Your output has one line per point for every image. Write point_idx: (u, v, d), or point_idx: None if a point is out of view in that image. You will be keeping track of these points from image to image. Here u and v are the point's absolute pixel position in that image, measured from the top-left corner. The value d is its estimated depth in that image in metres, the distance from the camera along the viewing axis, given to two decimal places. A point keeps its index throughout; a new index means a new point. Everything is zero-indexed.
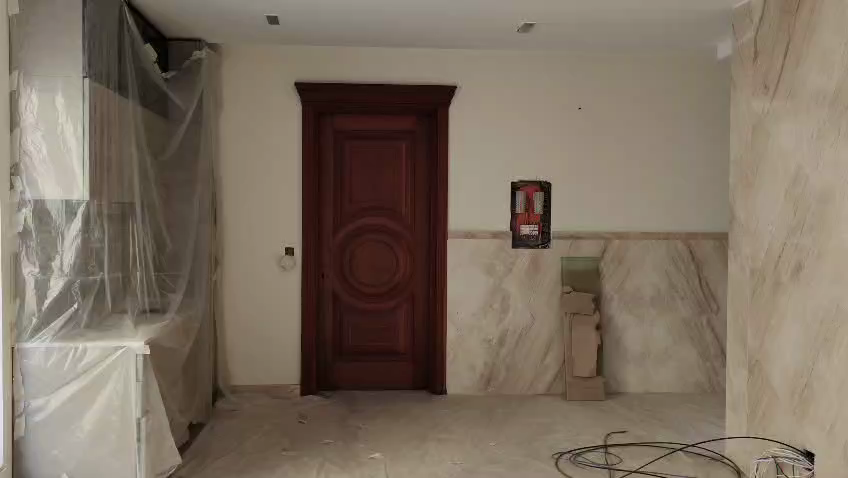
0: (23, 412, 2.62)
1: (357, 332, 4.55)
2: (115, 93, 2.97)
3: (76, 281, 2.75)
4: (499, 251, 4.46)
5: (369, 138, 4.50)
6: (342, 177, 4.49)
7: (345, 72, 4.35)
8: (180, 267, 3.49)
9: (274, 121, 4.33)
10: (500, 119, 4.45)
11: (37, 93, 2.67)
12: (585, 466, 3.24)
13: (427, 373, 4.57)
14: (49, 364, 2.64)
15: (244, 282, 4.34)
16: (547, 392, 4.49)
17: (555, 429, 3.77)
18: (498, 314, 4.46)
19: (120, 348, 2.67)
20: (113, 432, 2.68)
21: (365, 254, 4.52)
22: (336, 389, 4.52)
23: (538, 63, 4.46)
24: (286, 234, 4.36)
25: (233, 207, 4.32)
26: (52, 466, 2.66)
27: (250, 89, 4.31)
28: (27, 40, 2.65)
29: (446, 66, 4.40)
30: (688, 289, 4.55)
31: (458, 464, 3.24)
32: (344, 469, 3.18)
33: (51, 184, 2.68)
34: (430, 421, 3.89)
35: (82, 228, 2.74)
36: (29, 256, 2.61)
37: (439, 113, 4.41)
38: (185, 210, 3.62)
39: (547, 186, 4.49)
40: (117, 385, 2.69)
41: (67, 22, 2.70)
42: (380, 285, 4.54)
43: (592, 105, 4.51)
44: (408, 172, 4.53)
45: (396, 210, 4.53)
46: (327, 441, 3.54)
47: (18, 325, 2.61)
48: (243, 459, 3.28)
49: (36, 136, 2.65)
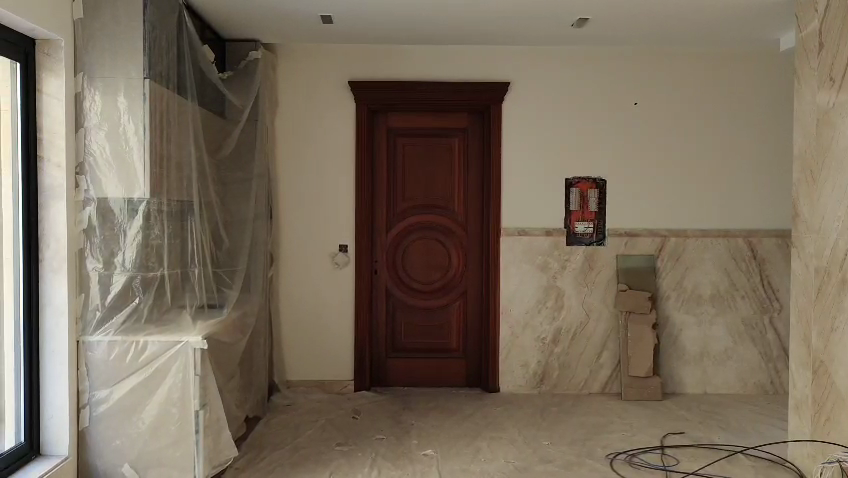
0: (87, 403, 2.72)
1: (409, 328, 4.57)
2: (174, 92, 3.03)
3: (137, 276, 2.83)
4: (554, 248, 4.41)
5: (422, 135, 4.50)
6: (395, 175, 4.51)
7: (398, 70, 4.36)
8: (235, 264, 3.55)
9: (328, 119, 4.38)
10: (554, 115, 4.41)
11: (100, 93, 2.74)
12: (640, 467, 3.18)
13: (480, 370, 4.55)
14: (112, 357, 2.73)
15: (299, 279, 4.40)
16: (602, 391, 4.43)
17: (610, 429, 3.72)
18: (552, 313, 4.42)
19: (179, 342, 2.73)
20: (173, 423, 2.75)
21: (417, 251, 4.53)
22: (389, 385, 4.55)
23: (594, 58, 4.40)
24: (339, 231, 4.40)
25: (288, 205, 4.39)
26: (115, 455, 2.75)
27: (305, 88, 4.36)
28: (91, 43, 2.73)
29: (500, 63, 4.38)
30: (749, 288, 4.43)
31: (511, 463, 3.22)
32: (397, 464, 3.20)
33: (113, 183, 2.76)
34: (483, 419, 3.88)
35: (142, 224, 2.82)
36: (93, 253, 2.72)
37: (492, 110, 4.39)
38: (242, 208, 3.68)
39: (602, 183, 4.42)
40: (176, 378, 2.75)
41: (129, 25, 2.77)
42: (433, 282, 4.54)
43: (649, 100, 4.43)
44: (461, 169, 4.52)
45: (449, 207, 4.52)
46: (380, 437, 3.56)
47: (83, 318, 2.71)
48: (297, 453, 3.33)
49: (99, 136, 2.74)
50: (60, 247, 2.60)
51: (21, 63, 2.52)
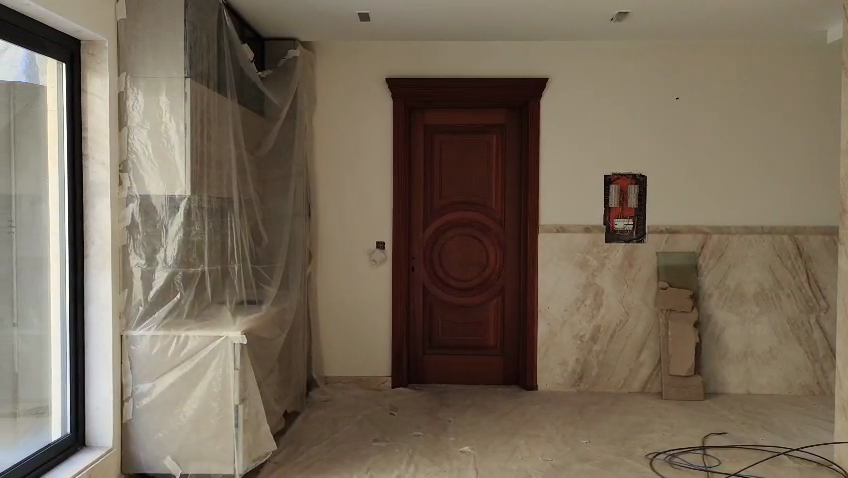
0: (130, 396, 2.78)
1: (446, 326, 4.57)
2: (214, 90, 3.07)
3: (178, 272, 2.86)
4: (592, 245, 4.37)
5: (460, 132, 4.49)
6: (432, 172, 4.51)
7: (436, 67, 4.36)
8: (274, 260, 3.58)
9: (366, 117, 4.39)
10: (593, 111, 4.36)
11: (142, 93, 2.79)
12: (681, 467, 3.14)
13: (518, 368, 4.53)
14: (154, 351, 2.78)
15: (337, 275, 4.43)
16: (642, 390, 4.37)
17: (650, 429, 3.67)
18: (590, 310, 4.37)
19: (219, 337, 2.77)
20: (213, 417, 2.78)
21: (454, 248, 4.52)
22: (426, 382, 4.56)
23: (634, 52, 4.34)
24: (377, 228, 4.42)
25: (327, 202, 4.42)
26: (156, 448, 2.79)
27: (344, 85, 4.38)
28: (135, 44, 2.78)
29: (538, 58, 4.34)
30: (794, 286, 4.32)
31: (549, 461, 3.20)
32: (434, 461, 3.20)
33: (155, 180, 2.81)
34: (521, 417, 3.86)
35: (183, 221, 2.85)
36: (135, 249, 2.78)
37: (530, 106, 4.35)
38: (281, 205, 3.71)
39: (641, 179, 4.36)
40: (217, 372, 2.78)
41: (171, 25, 2.81)
42: (470, 279, 4.53)
43: (690, 94, 4.35)
44: (499, 166, 4.49)
45: (486, 204, 4.50)
46: (417, 433, 3.57)
47: (126, 313, 2.78)
48: (335, 448, 3.35)
49: (141, 134, 2.79)
50: (105, 244, 2.67)
51: (67, 64, 2.58)
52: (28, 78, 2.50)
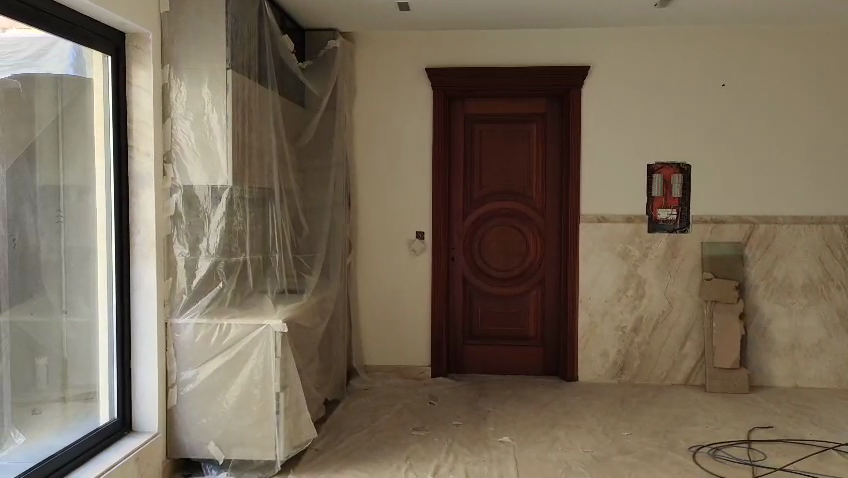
0: (175, 383, 2.84)
1: (486, 315, 4.55)
2: (255, 82, 3.09)
3: (221, 261, 2.90)
4: (635, 235, 4.31)
5: (500, 121, 4.46)
6: (472, 161, 4.49)
7: (477, 56, 4.33)
8: (315, 249, 3.61)
9: (406, 107, 4.39)
10: (636, 99, 4.29)
11: (185, 84, 2.83)
12: (725, 461, 3.08)
13: (558, 359, 4.50)
14: (197, 340, 2.82)
15: (377, 265, 4.45)
16: (685, 382, 4.30)
17: (693, 421, 3.61)
18: (633, 301, 4.32)
19: (260, 326, 2.79)
20: (255, 404, 2.82)
21: (495, 238, 4.50)
22: (466, 371, 4.56)
23: (678, 38, 4.25)
24: (416, 218, 4.42)
25: (366, 192, 4.43)
26: (200, 433, 2.84)
27: (383, 75, 4.39)
28: (178, 36, 2.82)
29: (580, 46, 4.28)
30: (845, 278, 4.20)
31: (589, 452, 3.18)
32: (473, 451, 3.20)
33: (198, 170, 2.85)
34: (561, 407, 3.83)
35: (226, 211, 2.89)
36: (179, 238, 2.83)
37: (571, 94, 4.30)
38: (321, 194, 3.73)
39: (686, 168, 4.28)
40: (258, 359, 2.81)
41: (213, 17, 2.84)
42: (510, 269, 4.50)
43: (737, 81, 4.25)
44: (540, 155, 4.45)
45: (527, 193, 4.47)
46: (456, 423, 3.57)
47: (171, 302, 2.83)
48: (375, 437, 3.37)
49: (184, 125, 2.83)
50: (149, 233, 2.71)
51: (112, 57, 2.62)
52: (75, 71, 2.56)
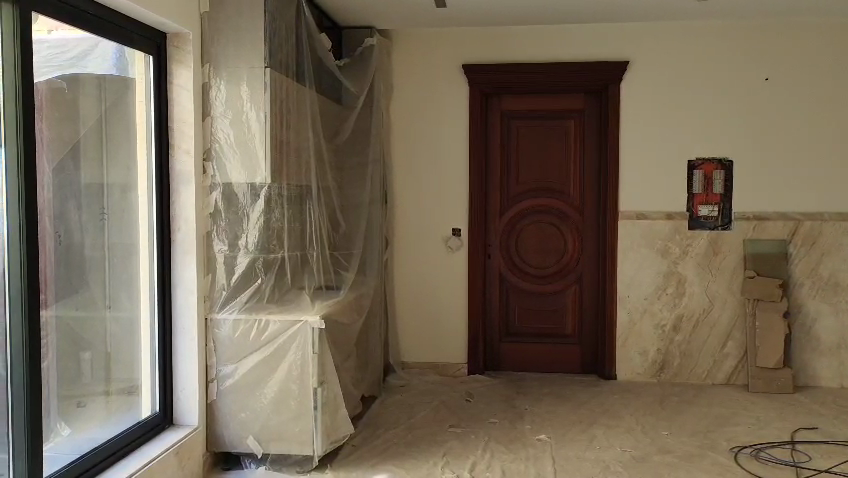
0: (215, 377, 2.88)
1: (523, 313, 4.53)
2: (293, 80, 3.13)
3: (259, 258, 2.94)
4: (675, 232, 4.24)
5: (537, 118, 4.43)
6: (509, 158, 4.46)
7: (514, 52, 4.31)
8: (351, 246, 3.62)
9: (442, 104, 4.39)
10: (676, 94, 4.22)
11: (225, 83, 2.87)
12: (768, 462, 3.02)
13: (596, 357, 4.45)
14: (237, 335, 2.86)
15: (414, 262, 4.45)
16: (727, 382, 4.22)
17: (735, 422, 3.55)
18: (673, 299, 4.25)
19: (298, 322, 2.82)
20: (293, 400, 2.84)
21: (532, 235, 4.47)
22: (502, 369, 4.54)
23: (720, 32, 4.18)
24: (452, 215, 4.41)
25: (403, 189, 4.44)
26: (239, 427, 2.88)
27: (420, 72, 4.39)
28: (217, 36, 2.86)
29: (619, 40, 4.23)
30: None
31: (628, 452, 3.14)
32: (510, 449, 3.18)
33: (237, 168, 2.88)
34: (599, 406, 3.80)
35: (264, 208, 2.91)
36: (218, 235, 2.87)
37: (610, 90, 4.25)
38: (358, 192, 3.74)
39: (728, 164, 4.21)
40: (296, 355, 2.84)
41: (251, 15, 2.87)
42: (547, 266, 4.47)
43: (781, 74, 4.16)
44: (578, 152, 4.41)
45: (564, 190, 4.43)
46: (493, 420, 3.56)
47: (211, 297, 2.88)
48: (411, 433, 3.38)
49: (224, 124, 2.87)
50: (189, 231, 2.77)
51: (153, 56, 2.68)
52: (118, 71, 2.61)
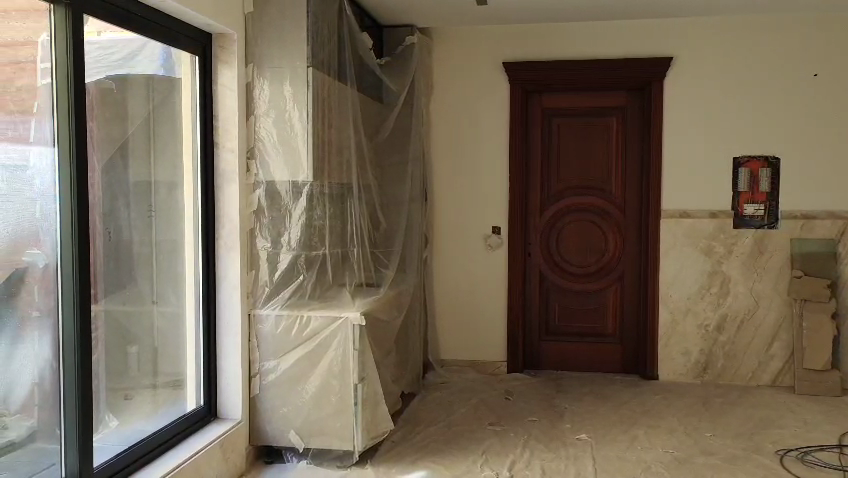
0: (258, 372, 2.93)
1: (563, 311, 4.50)
2: (335, 78, 3.15)
3: (301, 255, 2.97)
4: (719, 231, 4.17)
5: (578, 115, 4.39)
6: (549, 155, 4.44)
7: (555, 49, 4.28)
8: (392, 244, 3.62)
9: (483, 103, 4.38)
10: (721, 91, 4.16)
11: (268, 82, 2.91)
12: (814, 466, 2.96)
13: (638, 357, 4.40)
14: (279, 331, 2.90)
15: (454, 260, 4.46)
16: (773, 384, 4.14)
17: (781, 424, 3.48)
18: (716, 299, 4.19)
19: (339, 318, 2.85)
20: (334, 395, 2.87)
21: (573, 233, 4.44)
22: (542, 368, 4.52)
23: (766, 27, 4.10)
24: (492, 213, 4.41)
25: (443, 187, 4.45)
26: (281, 422, 2.92)
27: (461, 71, 4.39)
28: (261, 36, 2.90)
29: (662, 37, 4.18)
30: None
31: (670, 453, 3.11)
32: (550, 447, 3.17)
33: (280, 166, 2.92)
34: (640, 406, 3.76)
35: (306, 206, 2.94)
36: (262, 232, 2.92)
37: (653, 87, 4.20)
38: (398, 191, 3.76)
39: (774, 161, 4.12)
40: (337, 351, 2.87)
41: (294, 16, 2.90)
42: (588, 264, 4.44)
43: (830, 70, 4.06)
44: (619, 149, 4.36)
45: (605, 188, 4.39)
46: (533, 419, 3.55)
47: (254, 293, 2.92)
48: (451, 430, 3.38)
49: (267, 123, 2.91)
50: (233, 228, 2.82)
51: (199, 57, 2.73)
52: (165, 71, 2.67)
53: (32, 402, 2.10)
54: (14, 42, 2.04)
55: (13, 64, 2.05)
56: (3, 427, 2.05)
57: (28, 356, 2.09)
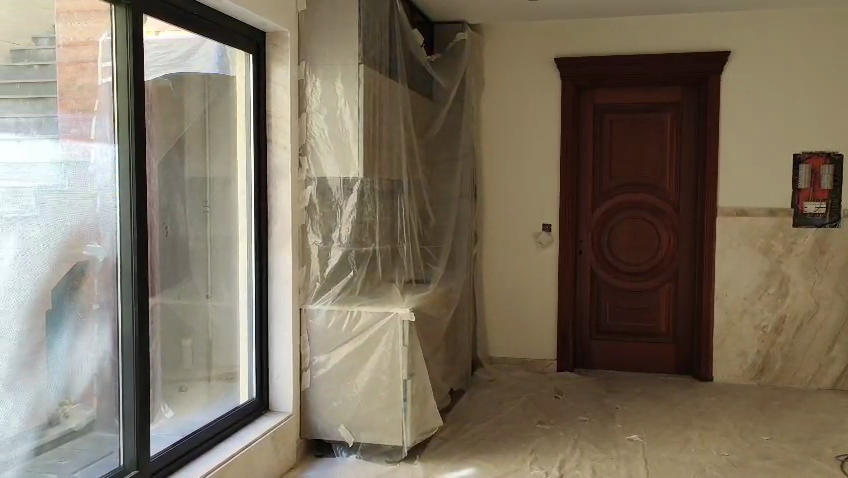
0: (309, 367, 2.96)
1: (615, 310, 4.44)
2: (386, 75, 3.16)
3: (352, 251, 3.00)
4: (778, 229, 4.05)
5: (631, 112, 4.32)
6: (602, 152, 4.37)
7: (607, 44, 4.22)
8: (441, 241, 3.61)
9: (533, 100, 4.35)
10: (780, 85, 4.04)
11: (320, 80, 2.94)
12: None
13: (692, 358, 4.31)
14: (330, 325, 2.93)
15: (503, 257, 4.44)
16: (833, 387, 4.03)
17: (842, 428, 3.37)
18: (775, 299, 4.07)
19: (389, 314, 2.86)
20: (384, 390, 2.89)
21: (625, 231, 4.37)
22: (593, 367, 4.47)
23: (828, 19, 3.97)
24: (543, 211, 4.37)
25: (492, 183, 4.43)
26: (331, 416, 2.95)
27: (512, 66, 4.36)
28: (313, 34, 2.93)
29: (718, 30, 4.08)
30: None
31: (725, 455, 3.04)
32: (601, 448, 3.13)
33: (331, 162, 2.95)
34: (694, 408, 3.68)
35: (357, 202, 2.97)
36: (313, 228, 2.95)
37: (709, 82, 4.10)
38: (447, 187, 3.75)
39: (836, 158, 4.00)
40: (387, 347, 2.88)
41: (346, 13, 2.92)
42: (640, 262, 4.37)
43: None
44: (674, 146, 4.27)
45: (659, 185, 4.31)
46: (583, 418, 3.51)
47: (305, 289, 2.96)
48: (500, 428, 3.37)
49: (318, 119, 2.94)
50: (285, 223, 2.85)
51: (254, 56, 2.77)
52: (220, 70, 2.72)
53: (93, 391, 2.16)
54: (77, 42, 2.10)
55: (75, 63, 2.11)
56: (66, 415, 2.11)
57: (89, 349, 2.15)
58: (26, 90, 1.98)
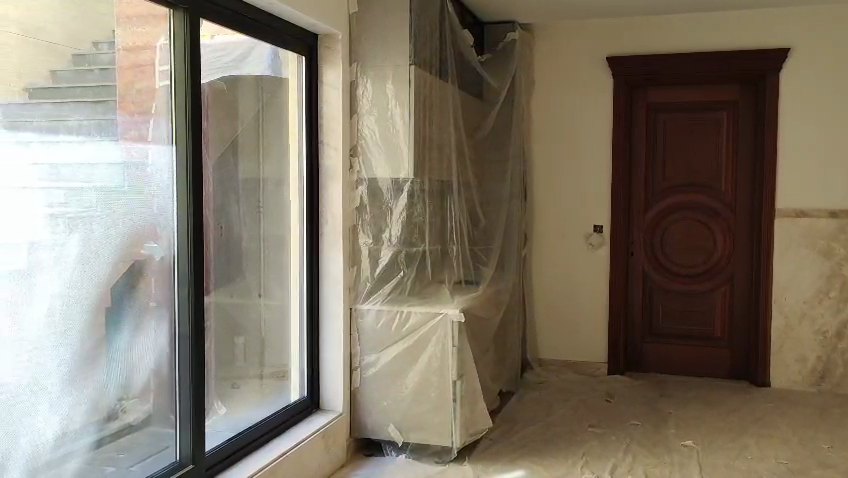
0: (359, 366, 2.98)
1: (668, 313, 4.36)
2: (436, 75, 3.16)
3: (402, 251, 3.01)
4: (840, 231, 3.93)
5: (686, 111, 4.24)
6: (655, 152, 4.30)
7: (661, 42, 4.15)
8: (491, 242, 3.60)
9: (584, 100, 4.30)
10: (842, 82, 3.91)
11: (371, 81, 2.95)
12: None
13: (748, 362, 4.21)
14: (380, 324, 2.94)
15: (552, 258, 4.40)
16: None
17: None
18: (836, 303, 3.95)
19: (438, 315, 2.87)
20: (433, 390, 2.89)
21: (680, 233, 4.30)
22: (645, 370, 4.40)
23: None
24: (593, 212, 4.32)
25: (541, 184, 4.40)
26: (380, 415, 2.96)
27: (563, 66, 4.32)
28: (364, 36, 2.95)
29: (777, 27, 3.97)
30: None
31: (784, 464, 2.95)
32: (653, 453, 3.08)
33: (382, 163, 2.96)
34: (750, 414, 3.59)
35: (407, 202, 2.98)
36: (363, 229, 2.97)
37: (767, 80, 3.99)
38: (497, 188, 3.74)
39: None
40: (436, 347, 2.88)
41: (397, 14, 2.93)
42: (694, 264, 4.29)
43: None
44: (730, 145, 4.18)
45: (714, 185, 4.22)
46: (635, 422, 3.46)
47: (356, 289, 2.98)
48: (550, 431, 3.34)
49: (370, 120, 2.96)
50: (336, 224, 2.87)
51: (305, 57, 2.80)
52: (272, 71, 2.76)
53: (150, 387, 2.22)
54: (136, 45, 2.16)
55: (134, 67, 2.17)
56: (125, 410, 2.16)
57: (146, 345, 2.20)
58: (87, 93, 2.06)
